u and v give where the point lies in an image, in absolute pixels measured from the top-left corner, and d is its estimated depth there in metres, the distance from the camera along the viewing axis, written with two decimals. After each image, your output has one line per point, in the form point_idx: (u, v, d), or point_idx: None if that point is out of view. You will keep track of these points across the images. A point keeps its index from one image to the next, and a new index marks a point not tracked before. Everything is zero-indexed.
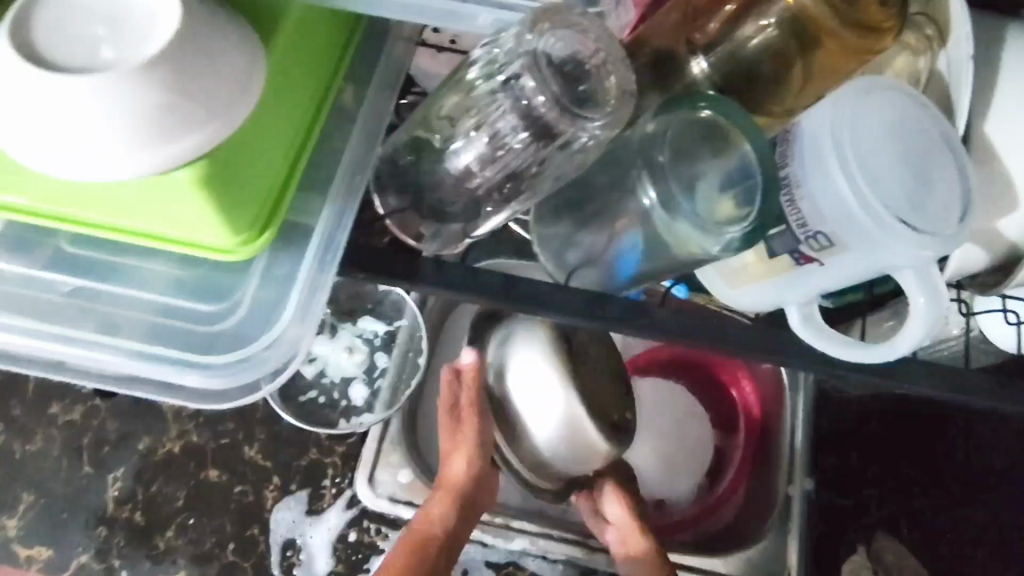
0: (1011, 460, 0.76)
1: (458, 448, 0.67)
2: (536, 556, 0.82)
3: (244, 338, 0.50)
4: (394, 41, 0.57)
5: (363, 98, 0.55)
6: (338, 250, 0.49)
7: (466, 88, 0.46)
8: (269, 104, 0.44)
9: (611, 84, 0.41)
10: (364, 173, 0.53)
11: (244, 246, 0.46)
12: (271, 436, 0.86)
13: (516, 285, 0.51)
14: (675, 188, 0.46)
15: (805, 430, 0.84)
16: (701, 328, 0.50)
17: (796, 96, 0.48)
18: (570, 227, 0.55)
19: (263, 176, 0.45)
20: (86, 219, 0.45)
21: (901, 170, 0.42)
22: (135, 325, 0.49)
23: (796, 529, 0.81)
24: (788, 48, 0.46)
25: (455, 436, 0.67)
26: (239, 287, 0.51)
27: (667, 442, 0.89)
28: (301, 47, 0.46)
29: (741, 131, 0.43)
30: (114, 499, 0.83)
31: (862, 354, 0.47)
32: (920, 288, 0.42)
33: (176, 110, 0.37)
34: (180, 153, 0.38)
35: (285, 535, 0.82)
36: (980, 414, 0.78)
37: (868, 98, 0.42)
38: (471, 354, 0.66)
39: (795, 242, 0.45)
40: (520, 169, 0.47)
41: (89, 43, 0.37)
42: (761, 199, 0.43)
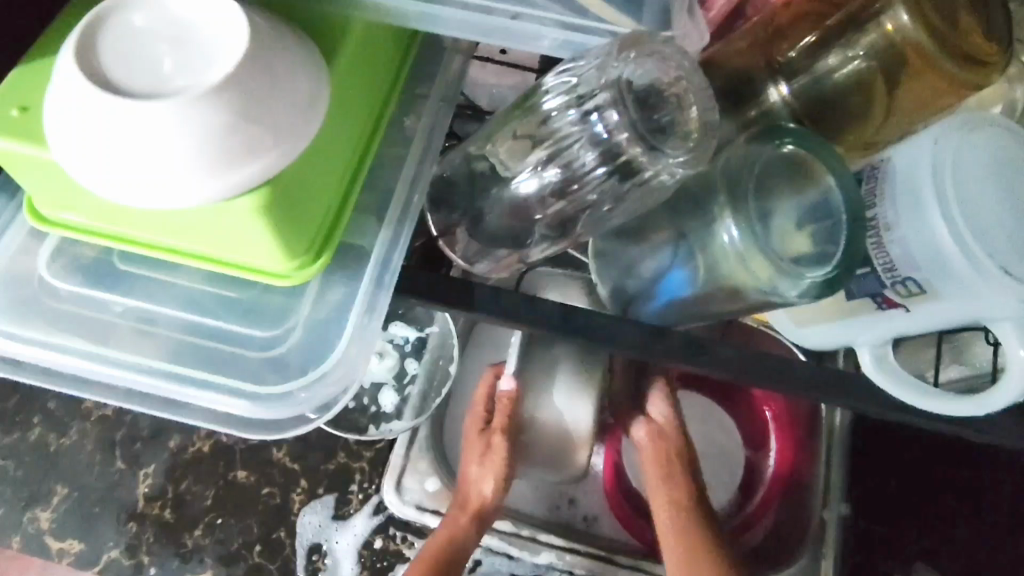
0: None
1: (484, 467, 0.72)
2: (562, 572, 0.79)
3: (296, 366, 0.48)
4: (452, 53, 0.55)
5: (420, 113, 0.53)
6: (395, 273, 0.48)
7: (538, 115, 0.44)
8: (329, 128, 0.42)
9: (693, 115, 0.39)
10: (420, 189, 0.51)
11: (300, 271, 0.44)
12: (302, 438, 0.85)
13: (571, 313, 0.49)
14: (755, 219, 0.43)
15: (841, 463, 0.80)
16: (763, 365, 0.48)
17: (880, 127, 0.45)
18: (630, 254, 0.53)
19: (321, 200, 0.44)
20: (142, 239, 0.44)
21: (1006, 212, 0.38)
22: (185, 349, 0.48)
23: (832, 554, 0.77)
24: (874, 82, 0.43)
25: (484, 460, 0.73)
26: (292, 313, 0.49)
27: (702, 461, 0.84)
28: (360, 66, 0.45)
29: (825, 166, 0.41)
30: (145, 495, 0.83)
31: (946, 406, 0.44)
32: (1022, 341, 0.38)
33: (242, 136, 0.36)
34: (243, 180, 0.37)
35: (311, 539, 0.81)
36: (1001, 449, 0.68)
37: (969, 136, 0.39)
38: (511, 381, 0.73)
39: (880, 286, 0.43)
40: (591, 204, 0.44)
41: (156, 65, 0.36)
42: (845, 240, 0.41)
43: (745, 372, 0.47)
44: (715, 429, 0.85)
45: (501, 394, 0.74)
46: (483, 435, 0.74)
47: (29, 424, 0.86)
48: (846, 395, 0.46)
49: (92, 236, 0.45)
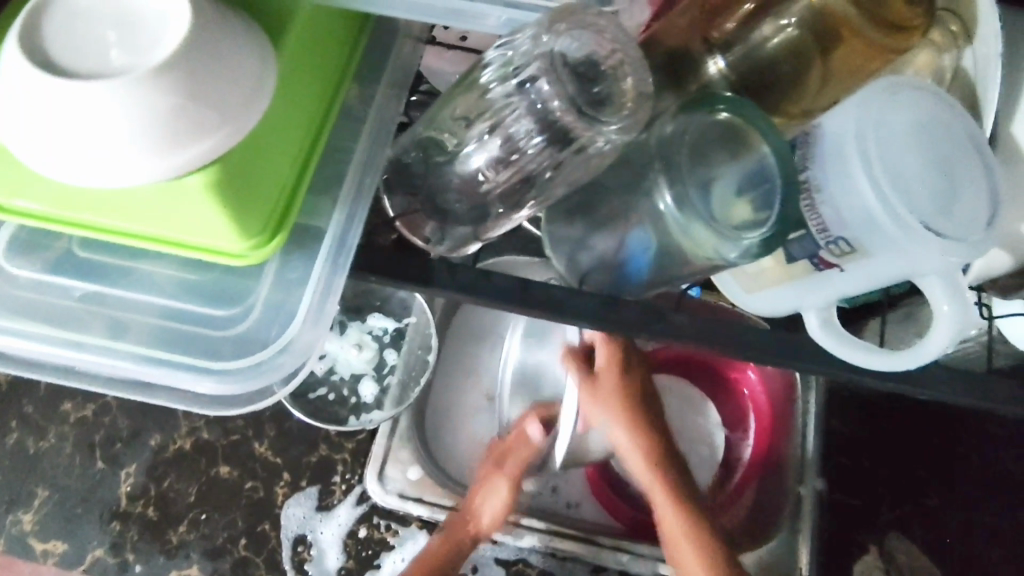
0: None
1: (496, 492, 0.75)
2: (545, 554, 0.81)
3: (257, 342, 0.49)
4: (403, 40, 0.56)
5: (371, 101, 0.54)
6: (351, 252, 0.49)
7: (480, 90, 0.45)
8: (276, 109, 0.43)
9: (628, 85, 0.40)
10: (373, 174, 0.52)
11: (256, 250, 0.45)
12: (282, 432, 0.86)
13: (531, 289, 0.50)
14: (690, 187, 0.45)
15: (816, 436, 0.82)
16: (715, 333, 0.49)
17: (816, 95, 0.47)
18: (583, 230, 0.54)
19: (273, 179, 0.45)
20: (97, 224, 0.44)
21: (927, 170, 0.40)
22: (147, 331, 0.49)
23: (807, 529, 0.80)
24: (809, 48, 0.45)
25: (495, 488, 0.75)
26: (251, 291, 0.50)
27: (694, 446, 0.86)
28: (308, 47, 0.46)
29: (758, 132, 0.43)
30: (127, 494, 0.83)
31: (887, 360, 0.46)
32: (946, 296, 0.41)
33: (187, 115, 0.37)
34: (192, 158, 0.38)
35: (296, 531, 0.82)
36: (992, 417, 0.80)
37: (894, 100, 0.41)
38: (538, 430, 0.75)
39: (815, 247, 0.44)
40: (533, 174, 0.46)
41: (100, 47, 0.37)
42: (779, 203, 0.42)
43: (697, 337, 0.49)
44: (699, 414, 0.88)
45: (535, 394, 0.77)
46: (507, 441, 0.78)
47: (7, 429, 0.86)
48: (794, 359, 0.49)
49: (45, 222, 0.44)
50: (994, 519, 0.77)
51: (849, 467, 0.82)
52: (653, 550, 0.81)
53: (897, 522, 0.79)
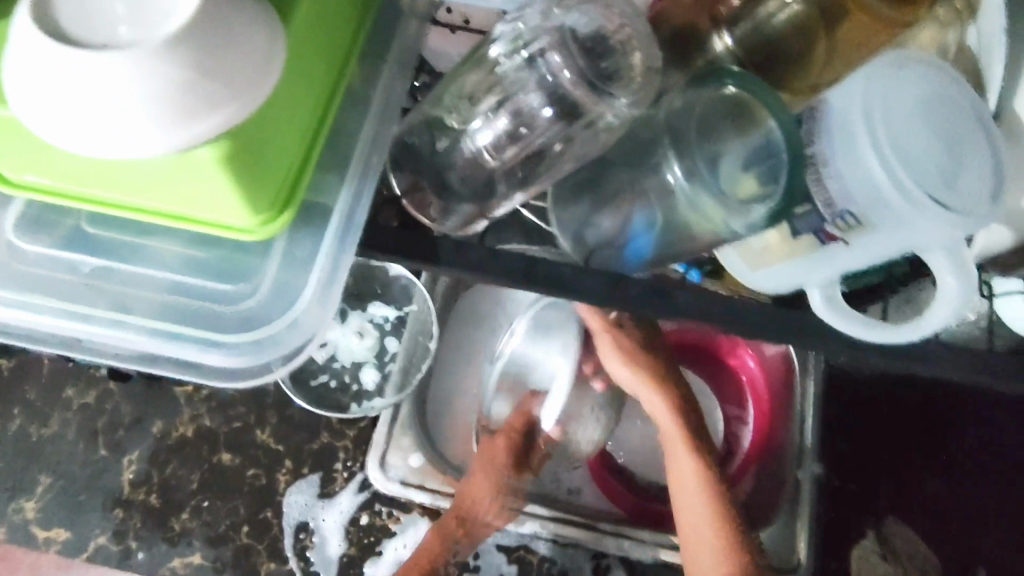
0: None
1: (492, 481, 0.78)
2: (547, 540, 0.82)
3: (266, 318, 0.50)
4: (406, 21, 0.56)
5: (378, 84, 0.54)
6: (358, 230, 0.49)
7: (490, 65, 0.47)
8: (284, 85, 0.43)
9: (637, 59, 0.41)
10: (381, 152, 0.52)
11: (265, 226, 0.45)
12: (284, 419, 0.87)
13: (534, 265, 0.50)
14: (700, 164, 0.47)
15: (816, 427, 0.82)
16: (723, 310, 0.50)
17: (819, 73, 0.48)
18: (589, 207, 0.54)
19: (282, 155, 0.45)
20: (108, 199, 0.45)
21: (933, 144, 0.41)
22: (155, 306, 0.49)
23: (806, 514, 0.81)
24: (813, 22, 0.46)
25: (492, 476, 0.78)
26: (259, 268, 0.50)
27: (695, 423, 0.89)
28: (316, 23, 0.46)
29: (765, 106, 0.43)
30: (130, 481, 0.84)
31: (887, 335, 0.47)
32: (950, 268, 0.42)
33: (197, 88, 0.37)
34: (203, 132, 0.38)
35: (298, 518, 0.83)
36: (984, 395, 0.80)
37: (899, 73, 0.41)
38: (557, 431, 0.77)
39: (821, 222, 0.44)
40: (541, 149, 0.47)
41: (106, 20, 0.37)
42: (786, 176, 0.42)
43: (702, 315, 0.50)
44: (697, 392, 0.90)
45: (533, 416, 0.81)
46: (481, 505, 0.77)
47: (9, 416, 0.86)
48: (799, 336, 0.49)
49: (57, 196, 0.45)
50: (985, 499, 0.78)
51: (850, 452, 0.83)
52: (655, 535, 0.82)
53: (894, 508, 0.79)
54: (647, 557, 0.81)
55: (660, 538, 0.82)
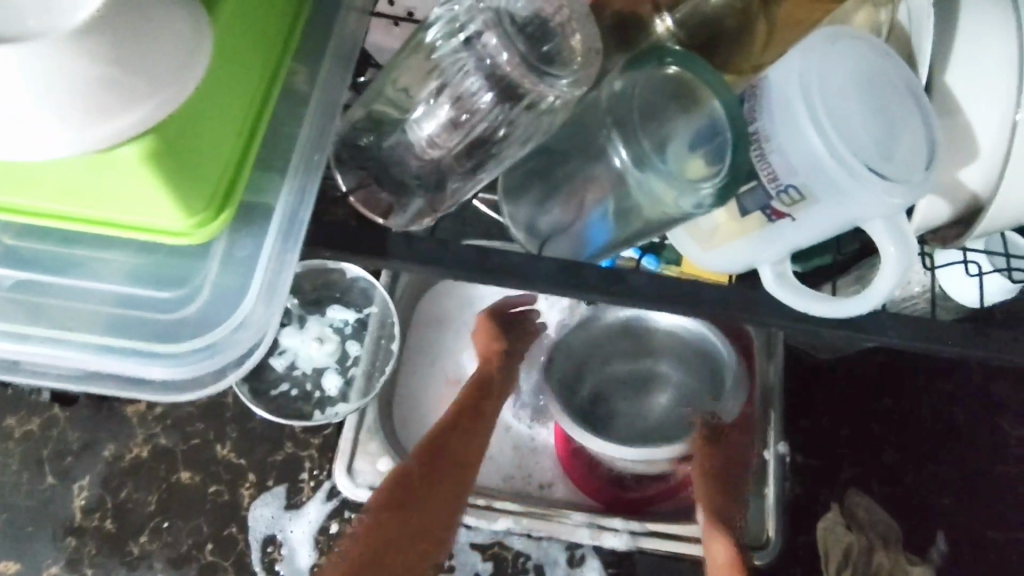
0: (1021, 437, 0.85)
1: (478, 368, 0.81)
2: (521, 535, 0.82)
3: (209, 321, 0.47)
4: (346, 13, 0.55)
5: (317, 77, 0.52)
6: (301, 230, 0.48)
7: (426, 51, 0.46)
8: (213, 81, 0.41)
9: (577, 41, 0.40)
10: (323, 150, 0.50)
11: (203, 228, 0.44)
12: (244, 432, 0.85)
13: (489, 254, 0.49)
14: (647, 147, 0.47)
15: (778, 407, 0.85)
16: (677, 290, 0.50)
17: (761, 53, 0.49)
18: (539, 195, 0.53)
19: (216, 152, 0.43)
20: (31, 208, 0.42)
21: (868, 117, 0.41)
22: (90, 319, 0.47)
23: (773, 492, 0.81)
24: (751, 4, 0.47)
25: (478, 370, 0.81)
26: (198, 270, 0.48)
27: None
28: (246, 13, 0.44)
29: (708, 88, 0.43)
30: (82, 508, 0.80)
31: (836, 309, 0.47)
32: (889, 237, 0.43)
33: (117, 85, 0.35)
34: (124, 130, 0.36)
35: (265, 532, 0.80)
36: (940, 372, 0.87)
37: (834, 47, 0.42)
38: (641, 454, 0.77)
39: (767, 198, 0.45)
40: (484, 134, 0.46)
41: (9, 10, 0.34)
42: (731, 153, 0.43)
43: (661, 296, 0.50)
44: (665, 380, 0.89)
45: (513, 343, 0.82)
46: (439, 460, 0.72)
47: None
48: (754, 314, 0.50)
49: None
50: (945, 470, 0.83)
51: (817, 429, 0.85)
52: (628, 523, 0.82)
53: (858, 479, 0.83)
54: (620, 546, 0.81)
55: (632, 525, 0.81)
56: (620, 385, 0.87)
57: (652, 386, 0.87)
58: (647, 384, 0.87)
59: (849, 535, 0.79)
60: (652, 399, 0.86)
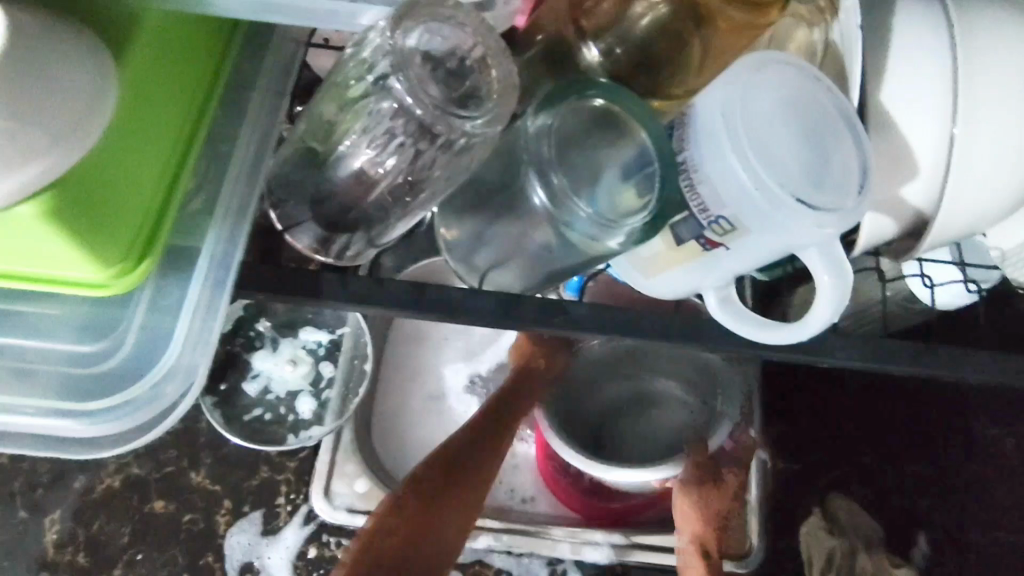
0: (995, 437, 0.84)
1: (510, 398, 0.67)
2: (502, 552, 0.81)
3: (132, 375, 0.46)
4: (281, 43, 0.54)
5: (248, 111, 0.51)
6: (230, 272, 0.47)
7: (342, 92, 0.44)
8: (125, 130, 0.40)
9: (494, 78, 0.39)
10: (253, 187, 0.50)
11: (121, 279, 0.43)
12: (218, 459, 0.83)
13: (424, 289, 0.48)
14: (561, 180, 0.45)
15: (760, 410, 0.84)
16: (624, 316, 0.49)
17: (698, 74, 0.48)
18: (476, 225, 0.51)
19: (133, 199, 0.42)
20: None
21: (795, 146, 0.41)
22: (11, 375, 0.46)
23: (756, 500, 0.81)
24: (684, 25, 0.46)
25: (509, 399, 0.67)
26: (120, 322, 0.47)
27: None
28: (162, 56, 0.43)
29: (636, 120, 0.44)
30: (54, 542, 0.79)
31: (779, 335, 0.47)
32: (824, 267, 0.42)
33: (12, 139, 0.34)
34: (24, 183, 0.35)
35: (241, 560, 0.79)
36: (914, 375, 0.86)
37: (758, 75, 0.41)
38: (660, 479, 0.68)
39: (699, 228, 0.43)
40: (413, 175, 0.44)
41: None
42: (659, 184, 0.43)
43: (608, 324, 0.49)
44: None
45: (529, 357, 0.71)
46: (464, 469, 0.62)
47: None
48: (704, 339, 0.49)
49: None
50: (921, 471, 0.83)
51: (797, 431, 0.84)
52: (608, 536, 0.81)
53: (839, 483, 0.82)
54: (602, 559, 0.81)
55: (614, 538, 0.81)
56: (613, 411, 0.78)
57: (648, 409, 0.78)
58: (644, 411, 0.78)
59: (831, 540, 0.77)
60: (652, 413, 0.78)
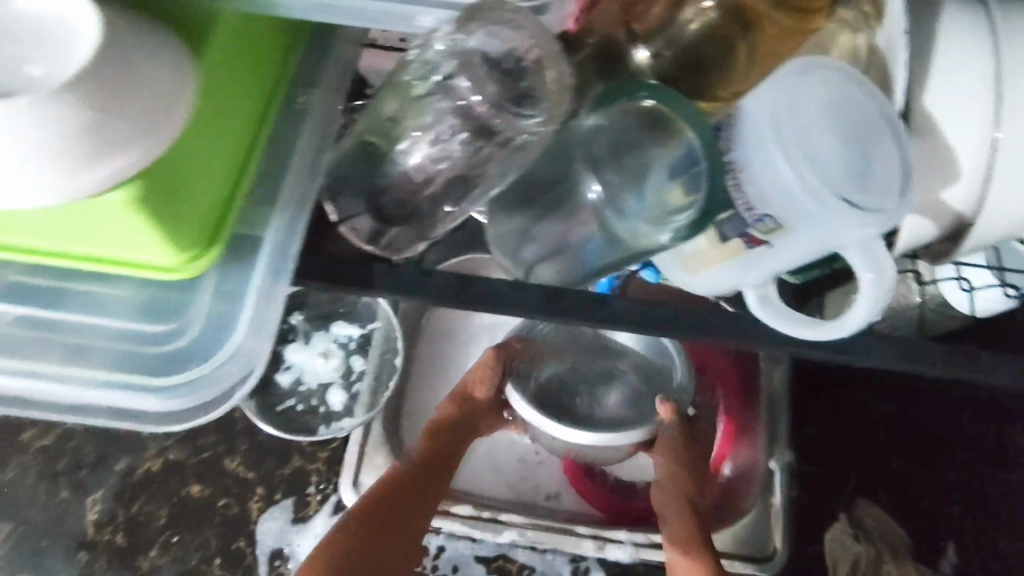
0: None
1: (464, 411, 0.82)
2: (525, 547, 0.84)
3: (195, 357, 0.49)
4: (341, 43, 0.56)
5: (309, 109, 0.54)
6: (290, 261, 0.49)
7: (406, 89, 0.46)
8: (201, 124, 0.43)
9: (550, 78, 0.41)
10: (314, 180, 0.52)
11: (192, 264, 0.45)
12: (254, 445, 0.86)
13: (469, 282, 0.50)
14: (620, 185, 0.50)
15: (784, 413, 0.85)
16: (661, 314, 0.50)
17: (742, 77, 0.50)
18: (526, 220, 0.54)
19: (204, 189, 0.44)
20: (22, 245, 0.44)
21: (841, 148, 0.41)
22: (87, 352, 0.49)
23: (780, 503, 0.82)
24: (732, 31, 0.47)
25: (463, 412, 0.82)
26: (187, 306, 0.50)
27: None
28: (234, 55, 0.45)
29: (685, 120, 0.44)
30: (94, 522, 0.83)
31: (819, 332, 0.48)
32: (867, 266, 0.43)
33: (100, 131, 0.36)
34: (110, 174, 0.37)
35: (272, 545, 0.83)
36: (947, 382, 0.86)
37: (806, 79, 0.42)
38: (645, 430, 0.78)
39: (744, 226, 0.45)
40: (467, 171, 0.48)
41: (9, 64, 0.37)
42: (707, 182, 0.44)
43: (645, 319, 0.50)
44: None
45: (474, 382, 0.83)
46: (399, 490, 0.74)
47: None
48: (742, 339, 0.50)
49: None
50: (949, 478, 0.83)
51: (823, 436, 0.85)
52: (631, 535, 0.84)
53: (862, 489, 0.83)
54: (624, 558, 0.83)
55: (636, 537, 0.84)
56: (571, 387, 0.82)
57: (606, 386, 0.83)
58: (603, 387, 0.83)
59: (856, 546, 0.80)
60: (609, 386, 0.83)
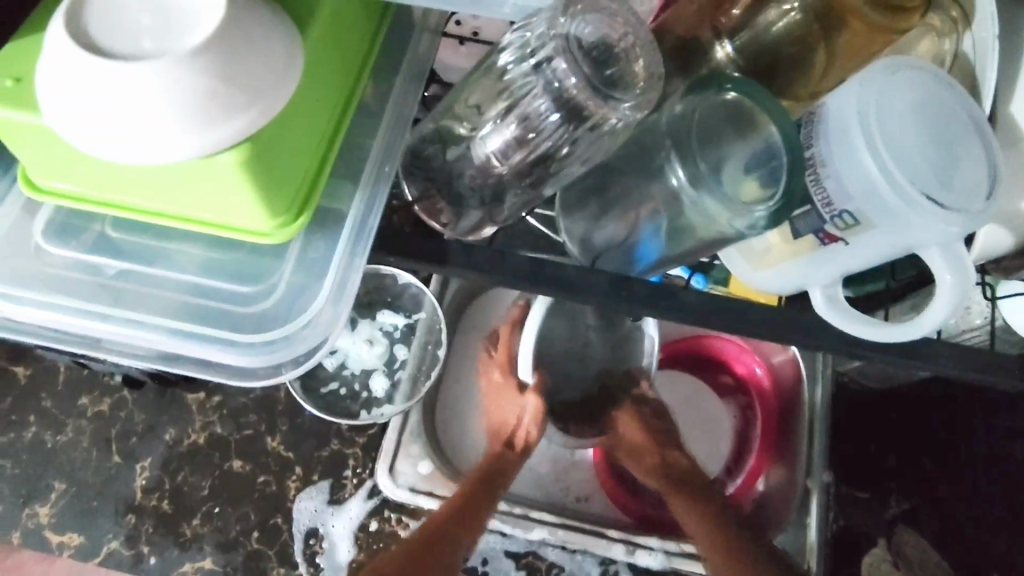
0: None
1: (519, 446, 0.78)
2: (555, 545, 0.85)
3: (279, 319, 0.51)
4: (419, 35, 0.59)
5: (391, 93, 0.56)
6: (370, 236, 0.51)
7: (498, 73, 0.49)
8: (302, 96, 0.45)
9: (639, 68, 0.43)
10: (392, 162, 0.54)
11: (282, 229, 0.48)
12: (294, 426, 0.89)
13: (541, 267, 0.51)
14: (703, 166, 0.47)
15: (822, 439, 0.86)
16: (728, 310, 0.51)
17: (820, 80, 0.50)
18: (597, 211, 0.57)
19: (300, 160, 0.47)
20: (134, 203, 0.47)
21: (926, 147, 0.42)
22: (173, 307, 0.51)
23: (815, 516, 0.84)
24: (812, 31, 0.48)
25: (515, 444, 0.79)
26: (275, 270, 0.52)
27: (707, 434, 0.93)
28: (335, 36, 0.48)
29: (767, 113, 0.45)
30: (142, 487, 0.86)
31: (889, 334, 0.48)
32: (947, 266, 0.43)
33: (219, 97, 0.39)
34: (225, 136, 0.40)
35: (308, 524, 0.85)
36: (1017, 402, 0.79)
37: (894, 77, 0.42)
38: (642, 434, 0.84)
39: (820, 222, 0.46)
40: (547, 152, 0.49)
41: (135, 30, 0.39)
42: (786, 177, 0.44)
43: (709, 315, 0.51)
44: (698, 409, 0.93)
45: (526, 422, 0.79)
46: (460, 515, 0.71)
47: (25, 423, 0.89)
48: (804, 338, 0.50)
49: (85, 203, 0.48)
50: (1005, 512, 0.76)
51: (858, 458, 0.86)
52: (663, 543, 0.84)
53: (905, 515, 0.82)
54: (655, 565, 0.84)
55: (668, 545, 0.84)
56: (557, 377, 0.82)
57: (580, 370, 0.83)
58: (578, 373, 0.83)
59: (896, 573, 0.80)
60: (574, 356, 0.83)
